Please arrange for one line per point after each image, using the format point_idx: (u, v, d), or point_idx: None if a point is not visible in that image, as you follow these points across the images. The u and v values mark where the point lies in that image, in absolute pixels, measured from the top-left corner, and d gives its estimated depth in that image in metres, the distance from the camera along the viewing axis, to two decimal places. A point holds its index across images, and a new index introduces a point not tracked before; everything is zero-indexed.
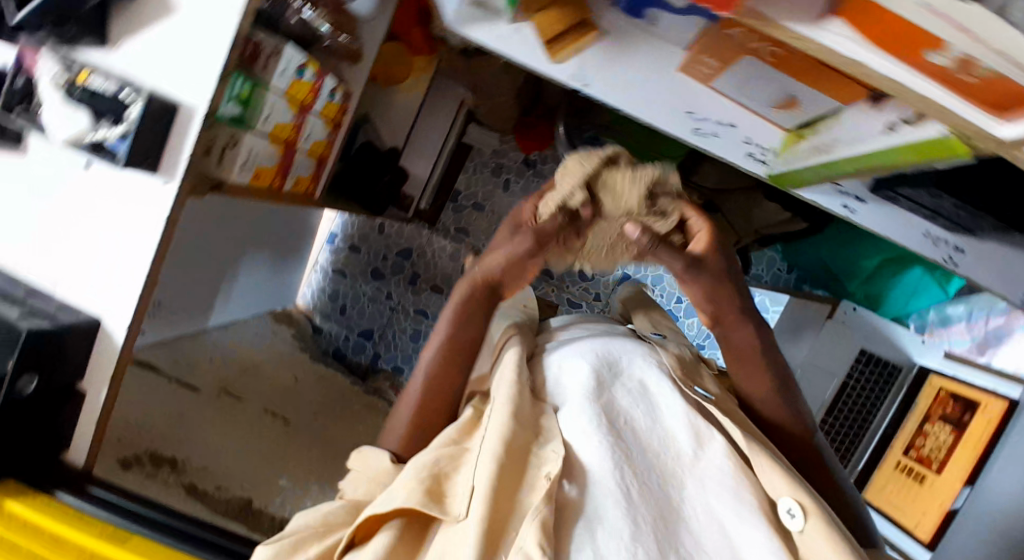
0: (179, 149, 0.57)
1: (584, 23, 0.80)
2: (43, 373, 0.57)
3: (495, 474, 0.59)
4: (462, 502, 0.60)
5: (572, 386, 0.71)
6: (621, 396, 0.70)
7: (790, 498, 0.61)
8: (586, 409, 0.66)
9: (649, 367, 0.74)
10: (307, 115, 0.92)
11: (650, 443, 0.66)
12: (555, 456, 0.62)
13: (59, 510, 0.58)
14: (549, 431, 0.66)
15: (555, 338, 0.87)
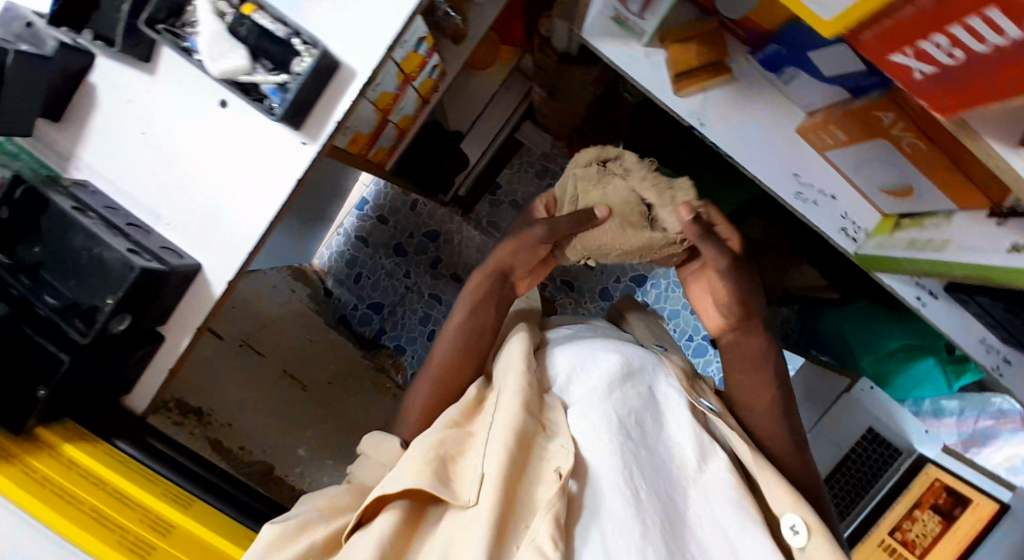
0: (330, 112, 0.54)
1: (718, 66, 0.79)
2: (135, 314, 0.56)
3: (507, 467, 0.57)
4: (468, 487, 0.58)
5: (583, 385, 0.67)
6: (634, 398, 0.65)
7: (794, 515, 0.59)
8: (595, 410, 0.62)
9: (656, 371, 0.70)
10: (407, 87, 0.87)
11: (656, 448, 0.62)
12: (565, 451, 0.60)
13: (117, 461, 0.57)
14: (557, 427, 0.63)
15: (553, 330, 0.85)
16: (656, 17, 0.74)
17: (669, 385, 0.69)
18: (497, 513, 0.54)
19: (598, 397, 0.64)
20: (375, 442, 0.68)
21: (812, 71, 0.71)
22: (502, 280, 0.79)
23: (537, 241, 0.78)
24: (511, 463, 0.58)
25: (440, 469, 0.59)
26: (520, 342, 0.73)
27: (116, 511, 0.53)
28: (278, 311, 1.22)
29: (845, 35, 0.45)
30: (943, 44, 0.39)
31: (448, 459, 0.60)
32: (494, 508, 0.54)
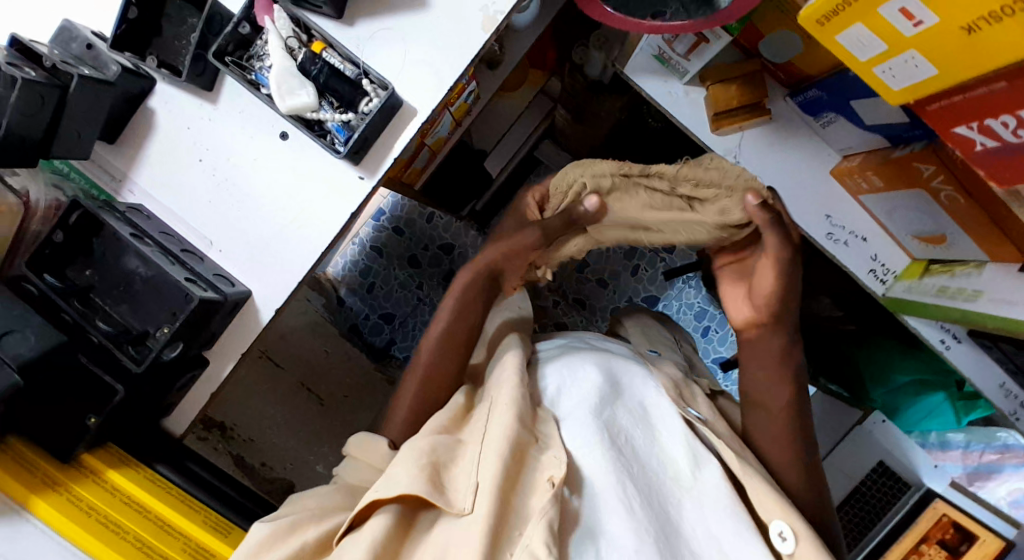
0: (390, 148, 0.56)
1: (757, 106, 0.80)
2: (185, 343, 0.55)
3: (502, 477, 0.54)
4: (465, 496, 0.54)
5: (576, 398, 0.64)
6: (624, 415, 0.64)
7: (782, 521, 0.58)
8: (589, 425, 0.60)
9: (644, 385, 0.70)
10: (445, 112, 0.88)
11: (648, 461, 0.60)
12: (558, 461, 0.57)
13: (154, 488, 0.57)
14: (548, 436, 0.60)
15: (543, 343, 0.82)
16: (701, 60, 0.75)
17: (657, 398, 0.69)
18: (494, 525, 0.51)
19: (593, 410, 0.62)
20: (366, 444, 0.65)
21: (852, 118, 0.72)
22: (491, 282, 0.74)
23: (530, 248, 0.72)
24: (508, 477, 0.55)
25: (434, 476, 0.56)
26: (509, 355, 0.70)
27: (161, 543, 0.53)
28: (299, 324, 1.15)
29: (909, 103, 0.46)
30: (1010, 124, 0.40)
31: (438, 466, 0.57)
32: (489, 519, 0.51)
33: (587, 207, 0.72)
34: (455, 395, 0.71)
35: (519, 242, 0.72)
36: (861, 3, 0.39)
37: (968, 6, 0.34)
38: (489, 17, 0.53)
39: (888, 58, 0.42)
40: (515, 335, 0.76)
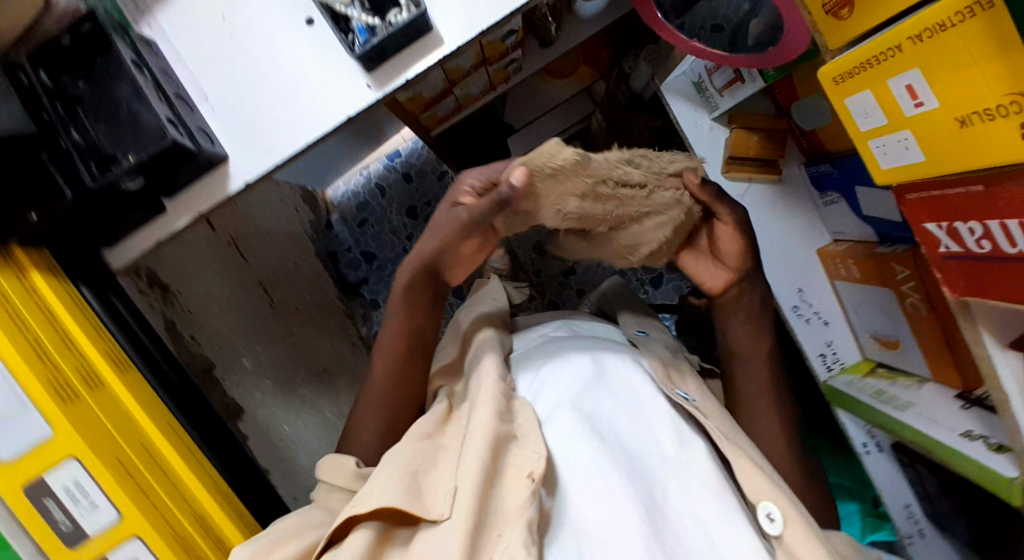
0: (405, 66, 0.56)
1: (772, 163, 0.82)
2: (148, 177, 0.55)
3: (484, 470, 0.50)
4: (441, 498, 0.50)
5: (555, 388, 0.57)
6: (608, 397, 0.55)
7: (770, 502, 0.52)
8: (568, 420, 0.53)
9: (631, 364, 0.60)
10: (482, 68, 0.89)
11: (639, 444, 0.52)
12: (534, 456, 0.51)
13: (76, 303, 0.57)
14: (527, 432, 0.53)
15: (537, 330, 0.75)
16: (733, 98, 0.76)
17: (636, 371, 0.58)
18: (481, 530, 0.47)
19: (572, 403, 0.54)
20: (333, 466, 0.60)
21: (853, 204, 0.74)
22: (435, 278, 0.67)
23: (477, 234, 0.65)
24: (488, 473, 0.50)
25: (411, 480, 0.51)
26: (488, 354, 0.64)
27: (59, 356, 0.52)
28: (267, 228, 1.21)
29: (895, 186, 0.47)
30: (977, 232, 0.41)
31: (418, 473, 0.52)
32: (472, 522, 0.47)
33: (517, 183, 0.59)
34: (435, 404, 0.65)
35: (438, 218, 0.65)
36: (878, 68, 0.40)
37: (964, 99, 0.36)
38: None
39: (886, 135, 0.43)
40: (490, 329, 0.72)
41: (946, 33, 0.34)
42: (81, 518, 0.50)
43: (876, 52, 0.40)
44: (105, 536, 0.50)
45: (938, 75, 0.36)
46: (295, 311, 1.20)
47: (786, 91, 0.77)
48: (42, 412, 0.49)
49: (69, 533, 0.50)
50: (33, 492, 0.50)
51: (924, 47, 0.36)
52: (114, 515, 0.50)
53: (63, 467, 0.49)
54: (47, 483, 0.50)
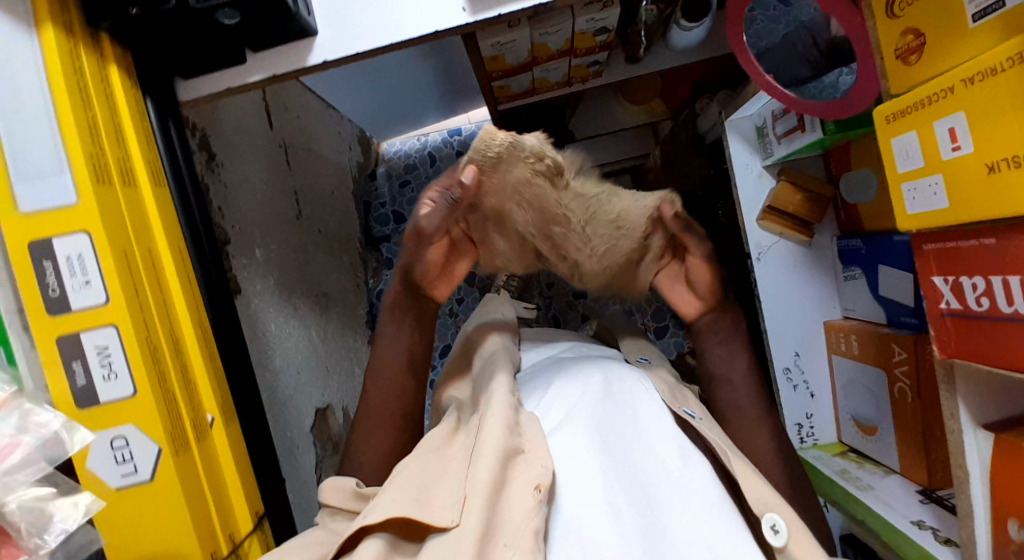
0: (503, 3, 0.60)
1: (805, 224, 0.82)
2: (245, 19, 0.56)
3: (496, 479, 0.47)
4: (449, 508, 0.46)
5: (562, 405, 0.54)
6: (620, 417, 0.52)
7: (774, 513, 0.49)
8: (577, 435, 0.49)
9: (636, 384, 0.59)
10: (566, 56, 0.95)
11: (643, 456, 0.49)
12: (541, 466, 0.48)
13: (137, 109, 0.58)
14: (534, 444, 0.50)
15: (563, 346, 0.74)
16: (789, 147, 0.76)
17: (649, 396, 0.57)
18: (487, 540, 0.44)
19: (586, 417, 0.51)
20: (333, 488, 0.58)
21: (872, 283, 0.75)
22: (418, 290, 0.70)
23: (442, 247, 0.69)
24: (498, 482, 0.47)
25: (420, 490, 0.49)
26: (500, 372, 0.60)
27: (108, 141, 0.53)
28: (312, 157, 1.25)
29: (914, 235, 0.48)
30: (978, 288, 0.43)
31: (428, 485, 0.50)
32: (483, 529, 0.44)
33: (465, 180, 0.63)
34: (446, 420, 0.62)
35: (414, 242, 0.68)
36: (927, 109, 0.43)
37: (1004, 145, 0.37)
38: None
39: (919, 178, 0.45)
40: (500, 345, 0.71)
41: (996, 78, 0.37)
42: (70, 290, 0.50)
43: (929, 93, 0.42)
44: (85, 314, 0.51)
45: (985, 120, 0.38)
46: (316, 233, 1.23)
47: (840, 159, 0.77)
48: (76, 179, 0.50)
49: (54, 299, 0.51)
50: (38, 249, 0.50)
51: (974, 91, 0.39)
52: (102, 299, 0.51)
53: (74, 237, 0.50)
54: (53, 247, 0.50)
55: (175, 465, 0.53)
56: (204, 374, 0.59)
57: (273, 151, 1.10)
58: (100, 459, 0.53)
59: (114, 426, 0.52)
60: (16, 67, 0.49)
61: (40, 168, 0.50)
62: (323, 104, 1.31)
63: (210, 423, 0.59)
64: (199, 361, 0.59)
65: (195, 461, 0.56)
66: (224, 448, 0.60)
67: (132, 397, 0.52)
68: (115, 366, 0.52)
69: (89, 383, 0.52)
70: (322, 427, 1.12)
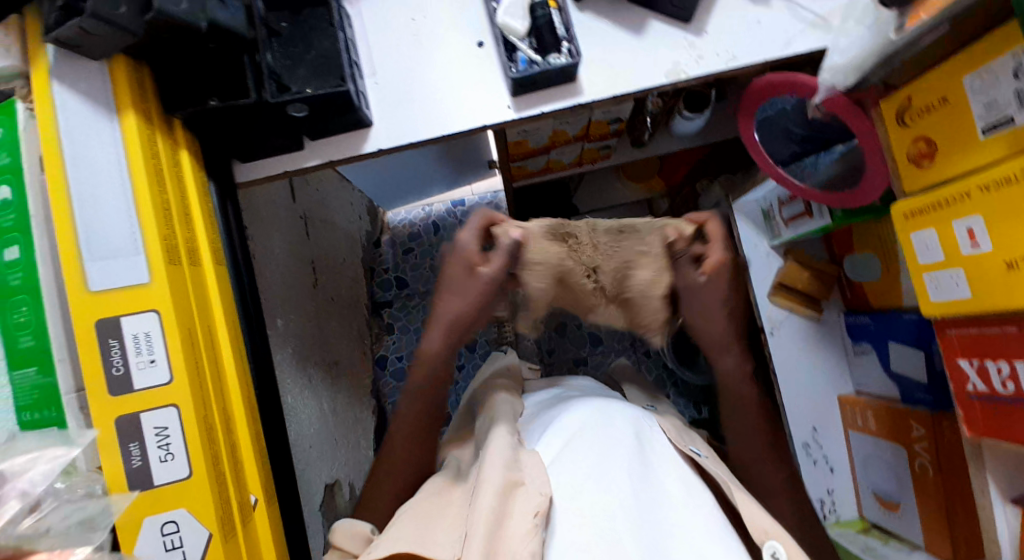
0: (544, 102, 0.67)
1: (814, 301, 0.85)
2: (312, 113, 0.61)
3: (495, 512, 0.50)
4: (450, 544, 0.50)
5: (561, 440, 0.58)
6: (620, 447, 0.55)
7: (774, 541, 0.50)
8: (580, 468, 0.53)
9: (640, 422, 0.62)
10: (581, 140, 1.02)
11: (647, 489, 0.52)
12: (534, 494, 0.51)
13: (203, 190, 0.61)
14: (534, 477, 0.53)
15: (539, 395, 0.79)
16: (796, 232, 0.79)
17: (654, 437, 0.60)
18: None
19: (590, 451, 0.55)
20: (346, 532, 0.60)
21: (883, 357, 0.77)
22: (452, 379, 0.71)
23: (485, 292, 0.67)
24: (499, 514, 0.50)
25: (425, 530, 0.53)
26: (500, 419, 0.64)
27: (179, 223, 0.56)
28: (326, 227, 1.28)
29: (936, 321, 0.53)
30: (1003, 372, 0.48)
31: (429, 532, 0.52)
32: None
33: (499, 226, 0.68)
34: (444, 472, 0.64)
35: (469, 286, 0.67)
36: (944, 211, 0.49)
37: (1018, 244, 0.44)
38: (676, 69, 0.65)
39: (939, 270, 0.50)
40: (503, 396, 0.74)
41: (1012, 186, 0.43)
42: (135, 369, 0.51)
43: (947, 196, 0.48)
44: (147, 394, 0.52)
45: (997, 223, 0.45)
46: (328, 301, 1.25)
47: (842, 241, 0.81)
48: (150, 261, 0.52)
49: (117, 377, 0.51)
50: (104, 328, 0.51)
51: (992, 197, 0.45)
52: (166, 379, 0.52)
53: (144, 315, 0.52)
54: (121, 326, 0.51)
55: (224, 549, 0.52)
56: (251, 455, 0.58)
57: (294, 223, 1.12)
58: (148, 547, 0.51)
59: (166, 510, 0.51)
60: (100, 155, 0.52)
61: (115, 248, 0.52)
62: (337, 176, 1.35)
63: (253, 504, 0.58)
64: (247, 440, 0.58)
65: (240, 545, 0.54)
66: (266, 531, 0.58)
67: (189, 480, 0.52)
68: (173, 447, 0.52)
69: (145, 463, 0.51)
70: (331, 503, 1.09)
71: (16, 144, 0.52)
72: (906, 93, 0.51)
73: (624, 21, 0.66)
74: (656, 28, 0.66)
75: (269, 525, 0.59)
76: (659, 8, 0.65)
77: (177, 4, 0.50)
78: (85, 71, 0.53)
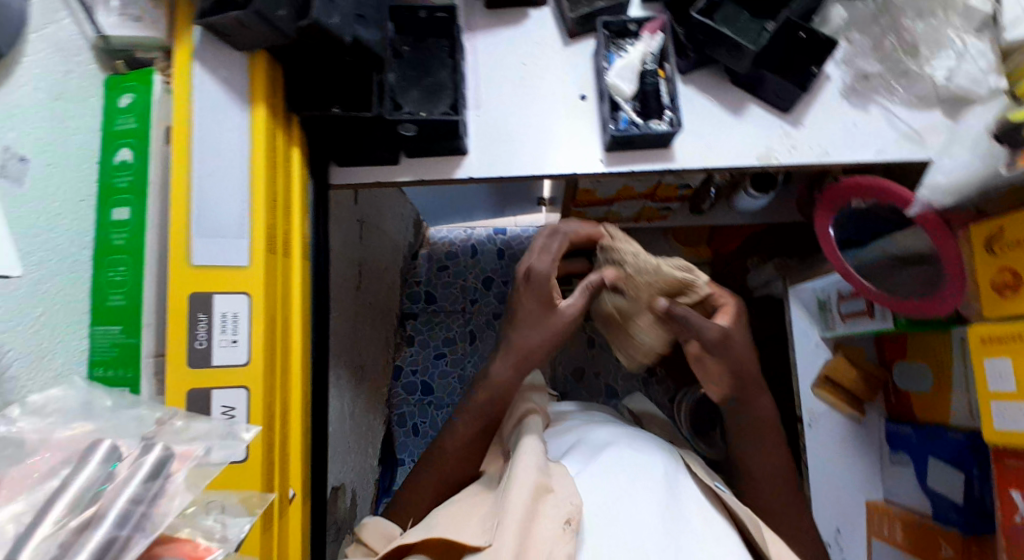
0: (636, 162, 0.68)
1: (856, 401, 0.85)
2: (418, 134, 0.64)
3: (528, 510, 0.53)
4: (480, 532, 0.53)
5: (591, 462, 0.61)
6: (649, 473, 0.59)
7: None
8: (608, 489, 0.56)
9: (663, 452, 0.65)
10: (645, 197, 1.04)
11: (673, 519, 0.55)
12: (564, 503, 0.54)
13: (305, 184, 0.64)
14: (564, 486, 0.56)
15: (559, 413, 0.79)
16: (850, 330, 0.80)
17: (678, 471, 0.62)
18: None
19: (619, 476, 0.58)
20: (375, 529, 0.63)
21: (920, 471, 0.77)
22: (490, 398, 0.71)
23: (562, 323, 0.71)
24: (530, 514, 0.53)
25: (461, 521, 0.56)
26: (532, 426, 0.66)
27: (281, 214, 0.58)
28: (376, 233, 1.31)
29: (994, 447, 0.55)
30: None
31: (462, 524, 0.55)
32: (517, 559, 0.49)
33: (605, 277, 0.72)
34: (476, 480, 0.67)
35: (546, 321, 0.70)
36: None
37: None
38: (768, 154, 0.67)
39: (1011, 400, 0.52)
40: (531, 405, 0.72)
41: None
42: (216, 346, 0.53)
43: None
44: (222, 371, 0.53)
45: None
46: (365, 305, 1.26)
47: (895, 346, 0.82)
48: (252, 246, 0.54)
49: (198, 351, 0.53)
50: (195, 302, 0.53)
51: None
52: (243, 361, 0.54)
53: (235, 296, 0.54)
54: (212, 303, 0.53)
55: (259, 540, 0.53)
56: (297, 450, 0.59)
57: (351, 224, 1.15)
58: None
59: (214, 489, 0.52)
60: (225, 139, 0.55)
61: (222, 228, 0.54)
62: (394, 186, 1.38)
63: (290, 498, 0.59)
64: (297, 433, 0.59)
65: (273, 537, 0.55)
66: (296, 527, 0.59)
67: (240, 464, 0.52)
68: None
69: None
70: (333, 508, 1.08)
71: (145, 112, 0.54)
72: (999, 224, 0.53)
73: (727, 102, 0.69)
74: (755, 113, 0.68)
75: (300, 521, 0.59)
76: (761, 94, 0.68)
77: (331, 18, 0.53)
78: (227, 59, 0.56)
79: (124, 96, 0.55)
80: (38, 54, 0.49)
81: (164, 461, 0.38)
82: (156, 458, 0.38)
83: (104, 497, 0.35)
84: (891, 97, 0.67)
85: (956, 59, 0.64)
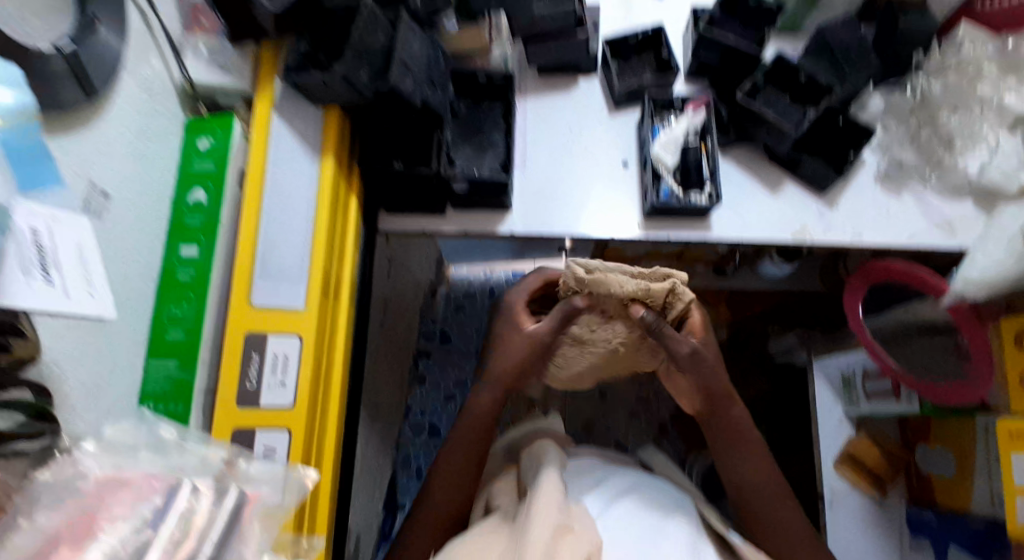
0: (674, 230, 0.71)
1: (878, 480, 0.84)
2: (468, 191, 0.67)
3: (547, 546, 0.51)
4: None
5: (608, 511, 0.60)
6: (667, 528, 0.58)
7: None
8: (625, 542, 0.55)
9: (679, 505, 0.64)
10: (671, 258, 1.06)
11: None
12: (584, 542, 0.53)
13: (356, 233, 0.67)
14: (583, 528, 0.55)
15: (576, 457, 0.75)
16: (873, 409, 0.81)
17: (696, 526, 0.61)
18: None
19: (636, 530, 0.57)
20: None
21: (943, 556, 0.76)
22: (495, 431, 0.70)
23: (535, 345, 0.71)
24: (550, 549, 0.51)
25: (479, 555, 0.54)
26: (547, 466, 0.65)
27: (334, 261, 0.61)
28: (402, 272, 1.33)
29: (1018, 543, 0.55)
30: None
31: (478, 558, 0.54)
32: None
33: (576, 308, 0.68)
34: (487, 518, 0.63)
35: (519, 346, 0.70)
36: None
37: None
38: (803, 232, 0.70)
39: None
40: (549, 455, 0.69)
41: None
42: (266, 387, 0.55)
43: None
44: (268, 412, 0.55)
45: None
46: (385, 340, 1.27)
47: (919, 428, 0.82)
48: (308, 291, 0.57)
49: (247, 391, 0.55)
50: (251, 342, 0.55)
51: None
52: (289, 403, 0.55)
53: (288, 338, 0.56)
54: (265, 343, 0.55)
55: None
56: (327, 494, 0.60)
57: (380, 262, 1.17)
58: None
59: None
60: (294, 188, 0.58)
61: (282, 273, 0.57)
62: None
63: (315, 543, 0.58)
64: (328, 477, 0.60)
65: None
66: None
67: None
68: None
69: None
70: None
71: (223, 156, 0.58)
72: None
73: (764, 180, 0.72)
74: (791, 193, 0.71)
75: None
76: (799, 175, 0.71)
77: (406, 83, 0.56)
78: (303, 114, 0.60)
79: (202, 137, 0.59)
80: (129, 97, 0.52)
81: (242, 506, 0.36)
82: (233, 503, 0.36)
83: (187, 538, 0.33)
84: (924, 186, 0.70)
85: (989, 154, 0.67)
